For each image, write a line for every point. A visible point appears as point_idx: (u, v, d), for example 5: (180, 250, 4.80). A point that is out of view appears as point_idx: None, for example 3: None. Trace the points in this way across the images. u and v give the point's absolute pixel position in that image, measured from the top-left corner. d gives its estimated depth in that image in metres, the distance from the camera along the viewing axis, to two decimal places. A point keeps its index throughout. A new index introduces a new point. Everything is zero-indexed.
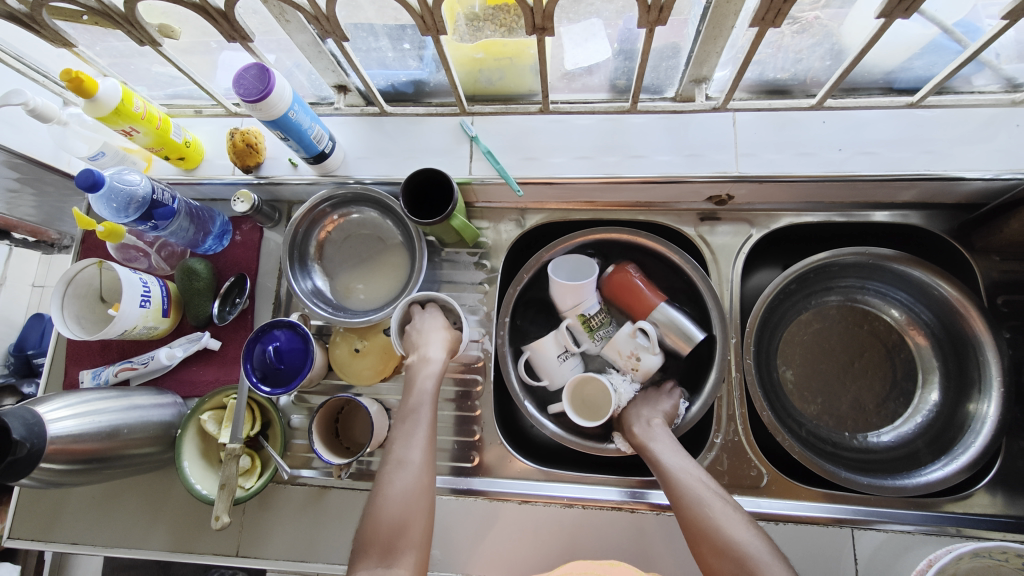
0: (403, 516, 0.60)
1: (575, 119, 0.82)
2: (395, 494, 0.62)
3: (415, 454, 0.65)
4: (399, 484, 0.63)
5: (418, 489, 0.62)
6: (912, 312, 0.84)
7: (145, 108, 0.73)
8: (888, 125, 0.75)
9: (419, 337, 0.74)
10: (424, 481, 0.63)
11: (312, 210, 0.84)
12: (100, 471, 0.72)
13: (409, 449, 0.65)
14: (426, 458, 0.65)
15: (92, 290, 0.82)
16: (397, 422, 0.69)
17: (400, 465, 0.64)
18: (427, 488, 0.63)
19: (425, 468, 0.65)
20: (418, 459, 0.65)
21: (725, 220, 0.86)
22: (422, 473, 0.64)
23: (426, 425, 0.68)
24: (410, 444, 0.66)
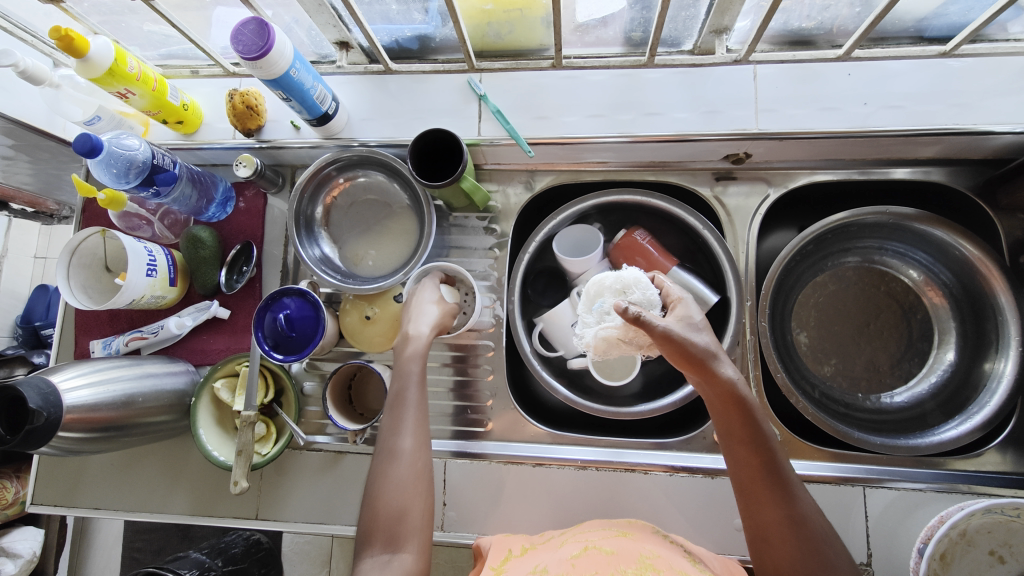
0: (403, 505, 0.60)
1: (589, 75, 0.78)
2: (392, 484, 0.61)
3: (405, 441, 0.63)
4: (393, 473, 0.61)
5: (413, 476, 0.62)
6: (931, 273, 0.83)
7: (140, 69, 0.70)
8: (917, 77, 0.72)
9: (407, 314, 0.73)
10: (416, 468, 0.62)
11: (317, 174, 0.81)
12: (118, 439, 0.73)
13: (399, 437, 0.63)
14: (419, 444, 0.64)
15: (96, 260, 0.81)
16: (387, 410, 0.66)
17: (391, 454, 0.62)
18: (423, 472, 0.62)
19: (418, 455, 0.63)
20: (409, 447, 0.63)
21: (740, 179, 0.83)
22: (413, 460, 0.62)
23: (414, 409, 0.65)
24: (400, 433, 0.63)
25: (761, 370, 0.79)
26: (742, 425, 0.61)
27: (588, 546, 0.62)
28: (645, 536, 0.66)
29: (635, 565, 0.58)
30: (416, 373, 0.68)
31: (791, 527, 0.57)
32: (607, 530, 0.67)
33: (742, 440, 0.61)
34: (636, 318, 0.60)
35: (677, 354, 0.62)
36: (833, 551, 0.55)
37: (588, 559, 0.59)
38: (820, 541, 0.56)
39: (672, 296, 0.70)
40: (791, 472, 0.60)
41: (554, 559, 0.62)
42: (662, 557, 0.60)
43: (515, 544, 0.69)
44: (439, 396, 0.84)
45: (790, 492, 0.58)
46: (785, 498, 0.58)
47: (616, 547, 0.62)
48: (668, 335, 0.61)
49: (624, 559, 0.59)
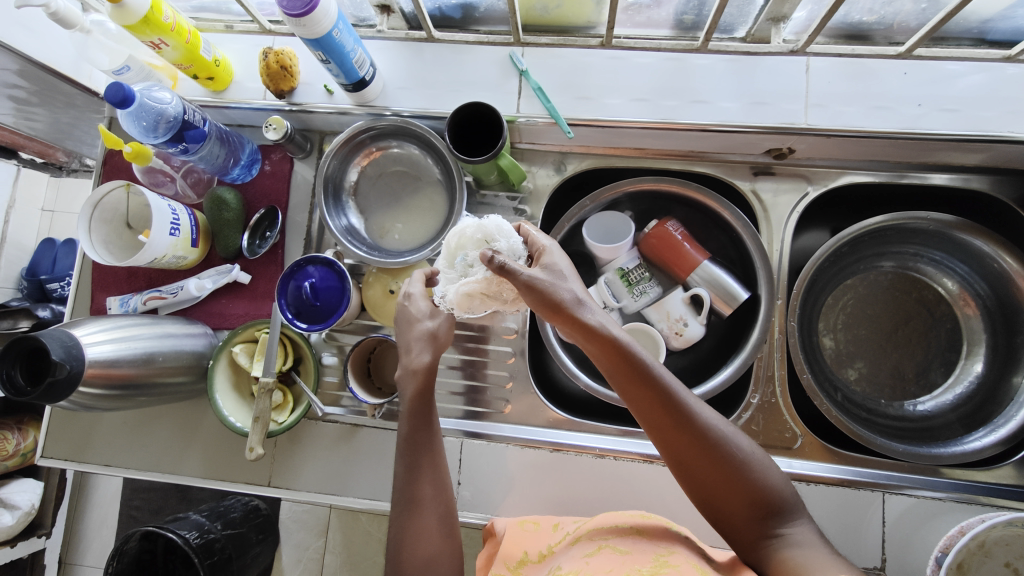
0: (429, 556, 0.56)
1: (635, 57, 0.76)
2: (409, 534, 0.57)
3: (413, 485, 0.59)
4: (417, 523, 0.58)
5: (435, 524, 0.58)
6: (967, 284, 0.82)
7: (174, 19, 0.68)
8: (976, 81, 0.70)
9: (405, 336, 0.63)
10: (434, 516, 0.59)
11: (350, 141, 0.80)
12: (135, 397, 0.72)
13: (401, 483, 0.59)
14: (430, 483, 0.60)
15: (118, 215, 0.79)
16: (400, 452, 0.61)
17: (406, 504, 0.59)
18: (447, 512, 0.60)
19: (431, 495, 0.59)
20: (419, 492, 0.59)
21: (779, 175, 0.81)
22: (431, 505, 0.59)
23: (412, 444, 0.60)
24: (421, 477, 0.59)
25: (786, 369, 0.79)
26: (625, 370, 0.55)
27: (602, 546, 0.62)
28: (657, 533, 0.65)
29: (651, 563, 0.57)
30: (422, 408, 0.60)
31: (701, 447, 0.55)
32: (622, 527, 0.67)
33: (631, 383, 0.55)
34: (502, 268, 0.54)
35: (541, 305, 0.56)
36: (762, 467, 0.56)
37: (602, 558, 0.60)
38: (730, 449, 0.55)
39: (537, 244, 0.61)
40: (688, 401, 0.56)
41: (569, 556, 0.63)
42: (677, 554, 0.60)
43: (531, 547, 0.67)
44: (458, 375, 0.83)
45: (704, 432, 0.55)
46: (685, 419, 0.55)
47: (630, 547, 0.61)
48: (531, 285, 0.54)
49: (639, 557, 0.59)
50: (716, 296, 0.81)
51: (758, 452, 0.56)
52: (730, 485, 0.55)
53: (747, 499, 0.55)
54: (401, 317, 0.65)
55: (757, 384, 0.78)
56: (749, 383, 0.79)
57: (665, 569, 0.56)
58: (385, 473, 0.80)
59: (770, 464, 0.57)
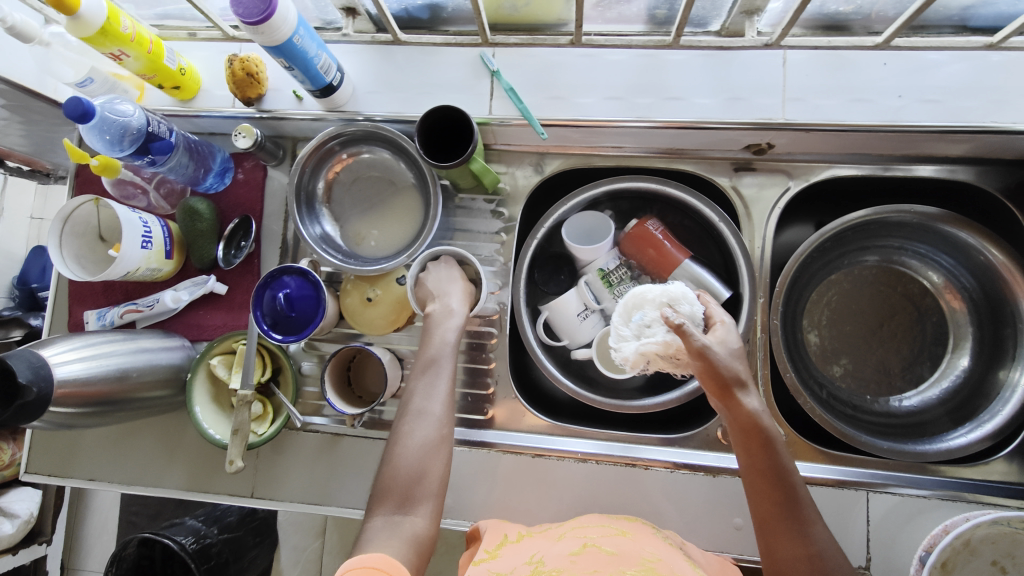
0: (421, 467, 0.61)
1: (608, 54, 0.74)
2: (413, 447, 0.62)
3: (434, 405, 0.65)
4: (417, 433, 0.63)
5: (436, 445, 0.63)
6: (952, 277, 0.80)
7: (134, 28, 0.66)
8: (956, 70, 0.68)
9: (435, 288, 0.73)
10: (443, 436, 0.64)
11: (320, 148, 0.78)
12: (112, 414, 0.71)
13: (426, 399, 0.65)
14: (448, 409, 0.66)
15: (90, 228, 0.78)
16: (417, 371, 0.68)
17: (428, 418, 0.64)
18: (445, 439, 0.64)
19: (447, 423, 0.65)
20: (441, 413, 0.65)
21: (759, 171, 0.80)
22: (444, 429, 0.64)
23: (442, 374, 0.67)
24: (430, 395, 0.65)
25: (769, 368, 0.78)
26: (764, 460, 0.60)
27: (589, 544, 0.62)
28: (644, 537, 0.65)
29: (636, 566, 0.57)
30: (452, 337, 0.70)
31: (807, 562, 0.55)
32: (608, 528, 0.66)
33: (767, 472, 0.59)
34: (681, 328, 0.59)
35: (711, 378, 0.61)
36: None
37: (588, 557, 0.60)
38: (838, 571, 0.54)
39: (716, 316, 0.67)
40: (807, 509, 0.58)
41: (553, 552, 0.62)
42: (664, 561, 0.60)
43: (511, 529, 0.69)
44: None
45: (813, 545, 0.56)
46: (801, 525, 0.57)
47: (617, 548, 0.62)
48: (704, 351, 0.59)
49: (624, 559, 0.59)
50: (700, 295, 0.79)
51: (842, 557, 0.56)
52: None
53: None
54: (433, 278, 0.74)
55: None
56: (732, 384, 0.78)
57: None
58: (368, 481, 0.80)
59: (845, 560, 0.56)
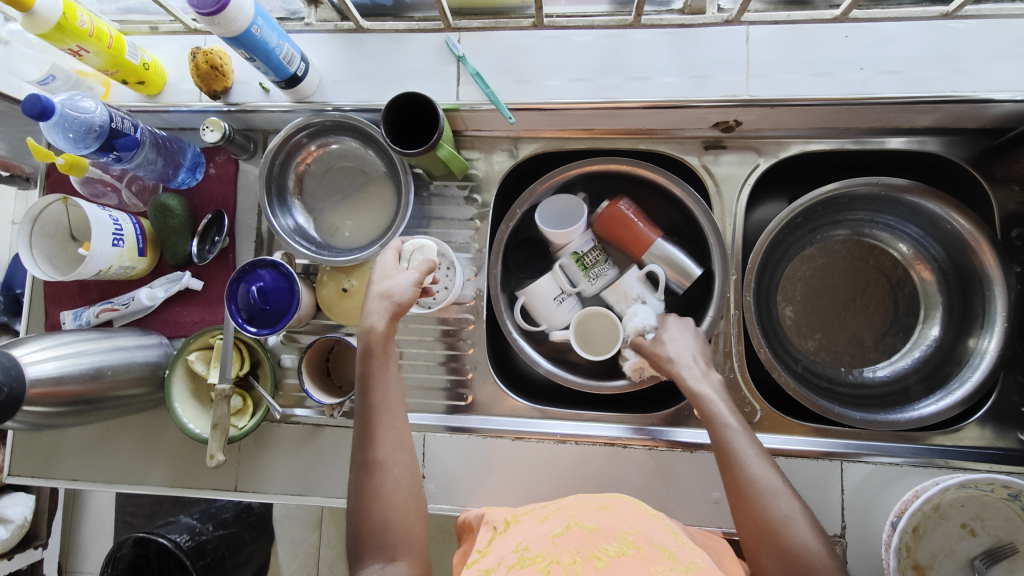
0: (382, 521, 0.57)
1: (572, 35, 0.74)
2: (366, 504, 0.57)
3: (376, 451, 0.60)
4: (376, 479, 0.58)
5: (389, 495, 0.58)
6: (920, 247, 0.82)
7: (92, 23, 0.66)
8: (916, 40, 0.69)
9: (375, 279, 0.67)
10: (393, 480, 0.59)
11: (287, 141, 0.78)
12: (90, 413, 0.71)
13: (363, 447, 0.60)
14: (394, 451, 0.60)
15: (61, 228, 0.78)
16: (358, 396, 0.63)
17: (373, 468, 0.59)
18: (407, 470, 0.60)
19: (395, 467, 0.59)
20: (383, 459, 0.59)
21: (731, 149, 0.80)
22: (388, 475, 0.59)
23: (371, 415, 0.61)
24: (378, 430, 0.60)
25: (743, 344, 0.79)
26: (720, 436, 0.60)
27: (570, 523, 0.62)
28: (625, 510, 0.65)
29: (616, 542, 0.57)
30: (380, 363, 0.63)
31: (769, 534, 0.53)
32: (590, 504, 0.67)
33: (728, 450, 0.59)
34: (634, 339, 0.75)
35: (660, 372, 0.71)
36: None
37: (569, 536, 0.59)
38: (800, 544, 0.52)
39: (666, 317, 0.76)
40: (764, 484, 0.55)
41: (536, 534, 0.61)
42: (642, 533, 0.60)
43: (498, 518, 0.69)
44: (419, 369, 0.83)
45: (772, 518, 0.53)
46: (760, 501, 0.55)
47: (598, 523, 0.61)
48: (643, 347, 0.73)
49: (605, 535, 0.59)
50: (673, 274, 0.80)
51: (818, 535, 0.53)
52: None
53: (787, 572, 0.51)
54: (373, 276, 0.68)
55: (715, 361, 0.78)
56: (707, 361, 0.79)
57: (629, 551, 0.55)
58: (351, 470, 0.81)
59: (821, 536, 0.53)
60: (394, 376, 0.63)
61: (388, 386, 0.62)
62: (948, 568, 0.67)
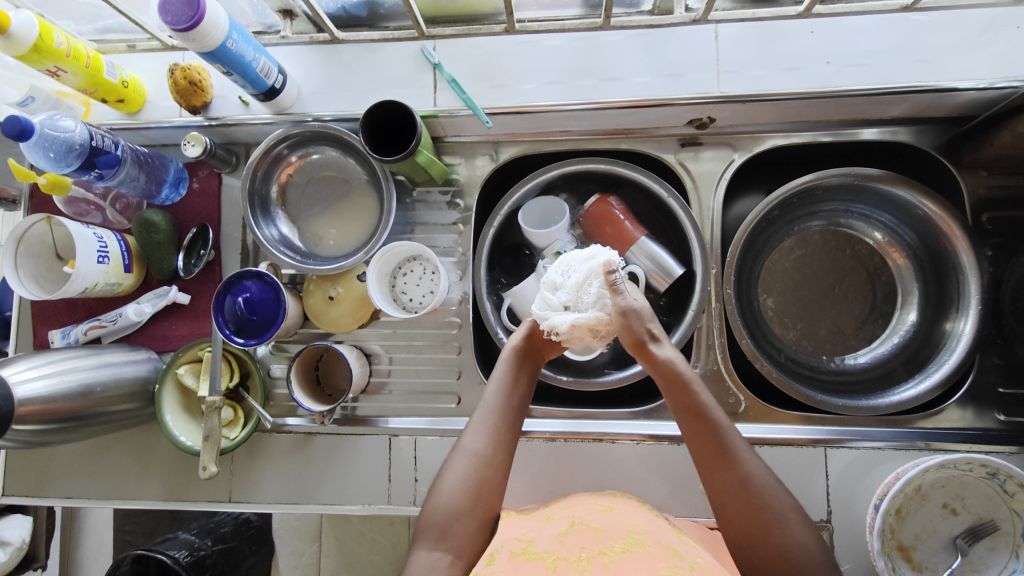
0: (463, 507, 0.60)
1: (546, 39, 0.75)
2: (455, 486, 0.61)
3: (477, 441, 0.63)
4: (463, 469, 0.62)
5: (479, 484, 0.61)
6: (894, 234, 0.83)
7: (68, 44, 0.66)
8: (881, 33, 0.70)
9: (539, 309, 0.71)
10: (486, 473, 0.62)
11: (268, 153, 0.79)
12: (80, 429, 0.72)
13: (472, 436, 0.64)
14: (494, 450, 0.63)
15: (46, 248, 0.78)
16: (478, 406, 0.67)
17: (472, 457, 0.62)
18: (495, 475, 0.63)
19: (492, 463, 0.63)
20: (486, 452, 0.63)
21: (707, 145, 0.81)
22: (485, 469, 0.62)
23: (493, 412, 0.66)
24: (475, 432, 0.64)
25: (725, 336, 0.80)
26: (684, 398, 0.64)
27: (576, 522, 0.63)
28: (631, 510, 0.67)
29: (622, 540, 0.60)
30: (520, 377, 0.69)
31: (738, 488, 0.59)
32: (594, 504, 0.68)
33: (693, 412, 0.63)
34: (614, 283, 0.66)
35: (631, 336, 0.66)
36: (794, 528, 0.57)
37: (575, 535, 0.61)
38: (767, 499, 0.59)
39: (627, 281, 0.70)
40: (738, 447, 0.62)
41: (543, 532, 0.63)
42: (650, 532, 0.62)
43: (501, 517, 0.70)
44: (409, 374, 0.84)
45: (744, 476, 0.60)
46: (731, 461, 0.61)
47: (605, 524, 0.63)
48: (625, 312, 0.65)
49: (612, 534, 0.61)
50: (655, 273, 0.81)
51: (778, 488, 0.60)
52: (763, 540, 0.57)
53: (750, 522, 0.58)
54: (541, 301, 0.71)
55: (699, 355, 0.79)
56: (691, 355, 0.80)
57: (636, 549, 0.58)
58: (344, 477, 0.81)
59: (779, 488, 0.60)
60: (524, 393, 0.69)
61: (507, 398, 0.67)
62: (932, 548, 0.69)
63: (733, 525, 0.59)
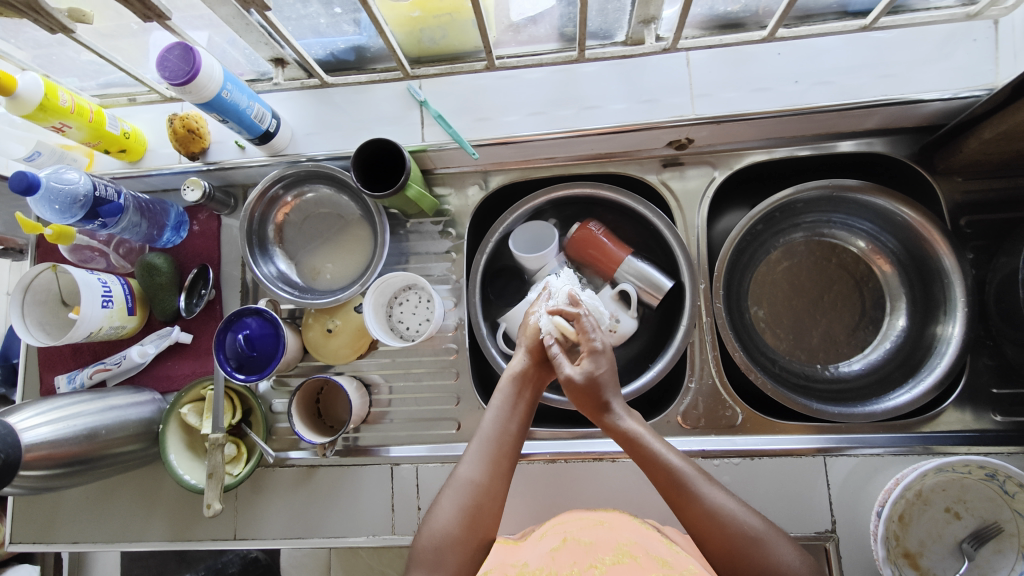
0: (456, 536, 0.59)
1: (525, 74, 0.79)
2: (449, 514, 0.60)
3: (474, 470, 0.63)
4: (454, 496, 0.61)
5: (474, 513, 0.60)
6: (877, 241, 0.85)
7: (73, 101, 0.70)
8: (845, 51, 0.73)
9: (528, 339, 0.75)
10: (481, 502, 0.61)
11: (264, 195, 0.82)
12: (86, 472, 0.73)
13: (468, 465, 0.63)
14: (492, 478, 0.63)
15: (52, 295, 0.81)
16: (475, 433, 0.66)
17: (468, 486, 0.62)
18: (489, 503, 0.62)
19: (489, 493, 0.62)
20: (482, 480, 0.62)
21: (689, 164, 0.84)
22: (482, 497, 0.62)
23: (489, 441, 0.65)
24: (468, 460, 0.64)
25: (718, 349, 0.81)
26: (639, 452, 0.63)
27: (567, 537, 0.64)
28: (621, 524, 0.67)
29: (613, 552, 0.62)
30: (520, 399, 0.69)
31: (710, 524, 0.58)
32: (586, 519, 0.68)
33: (648, 462, 0.62)
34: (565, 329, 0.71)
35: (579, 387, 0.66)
36: (777, 548, 0.57)
37: (567, 551, 0.63)
38: (741, 528, 0.58)
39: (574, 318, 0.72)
40: (697, 484, 0.60)
41: (535, 552, 0.64)
42: (638, 543, 0.64)
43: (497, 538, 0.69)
44: (408, 402, 0.85)
45: (711, 511, 0.59)
46: (689, 498, 0.60)
47: (595, 538, 0.64)
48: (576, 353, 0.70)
49: (602, 548, 0.63)
50: (645, 289, 0.83)
51: (745, 514, 0.59)
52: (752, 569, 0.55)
53: (738, 558, 0.56)
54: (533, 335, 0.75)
55: (693, 369, 0.80)
56: (686, 370, 0.81)
57: (624, 560, 0.61)
58: (347, 508, 0.81)
59: (746, 510, 0.60)
60: (523, 420, 0.68)
61: (505, 424, 0.67)
62: (938, 554, 0.69)
63: (725, 563, 0.57)
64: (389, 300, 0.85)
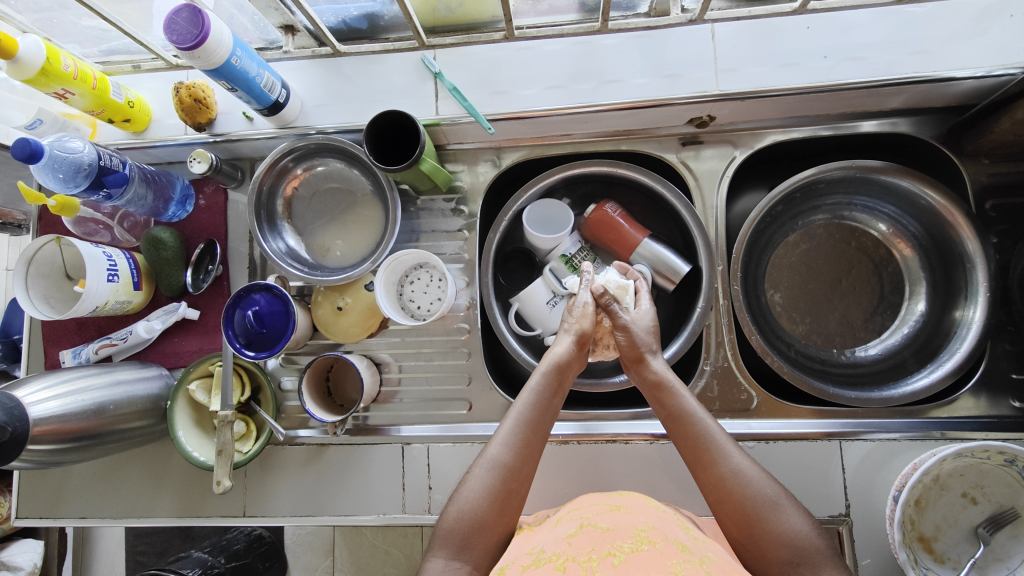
0: (485, 517, 0.59)
1: (544, 45, 0.77)
2: (477, 495, 0.59)
3: (505, 452, 0.61)
4: (483, 480, 0.60)
5: (502, 496, 0.60)
6: (899, 225, 0.84)
7: (75, 66, 0.67)
8: (875, 26, 0.71)
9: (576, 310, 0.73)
10: (509, 487, 0.60)
11: (274, 167, 0.79)
12: (94, 448, 0.71)
13: (498, 446, 0.62)
14: (521, 461, 0.62)
15: (56, 268, 0.79)
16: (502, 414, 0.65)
17: (497, 467, 0.60)
18: (514, 491, 0.60)
19: (520, 474, 0.61)
20: (514, 464, 0.61)
21: (708, 143, 0.82)
22: (511, 480, 0.61)
23: (523, 424, 0.63)
24: (496, 440, 0.62)
25: (735, 333, 0.80)
26: (671, 404, 0.65)
27: (583, 523, 0.61)
28: (638, 508, 0.65)
29: (631, 539, 0.57)
30: (557, 389, 0.67)
31: (733, 482, 0.58)
32: (602, 505, 0.66)
33: (678, 417, 0.64)
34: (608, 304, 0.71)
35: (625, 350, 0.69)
36: (788, 517, 0.56)
37: (584, 536, 0.58)
38: (756, 489, 0.58)
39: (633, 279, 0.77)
40: (725, 445, 0.61)
41: (549, 538, 0.60)
42: (657, 529, 0.60)
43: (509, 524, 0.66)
44: (419, 381, 0.84)
45: (733, 474, 0.59)
46: (710, 461, 0.60)
47: (611, 523, 0.61)
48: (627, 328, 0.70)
49: (619, 534, 0.58)
50: (662, 272, 0.82)
51: (765, 479, 0.59)
52: (756, 526, 0.56)
53: (745, 526, 0.56)
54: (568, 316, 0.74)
55: (709, 351, 0.79)
56: (701, 352, 0.80)
57: (644, 547, 0.55)
58: (356, 487, 0.81)
59: (767, 477, 0.59)
60: (558, 404, 0.67)
61: (541, 409, 0.65)
62: (953, 538, 0.69)
63: (734, 523, 0.57)
64: (399, 278, 0.83)
